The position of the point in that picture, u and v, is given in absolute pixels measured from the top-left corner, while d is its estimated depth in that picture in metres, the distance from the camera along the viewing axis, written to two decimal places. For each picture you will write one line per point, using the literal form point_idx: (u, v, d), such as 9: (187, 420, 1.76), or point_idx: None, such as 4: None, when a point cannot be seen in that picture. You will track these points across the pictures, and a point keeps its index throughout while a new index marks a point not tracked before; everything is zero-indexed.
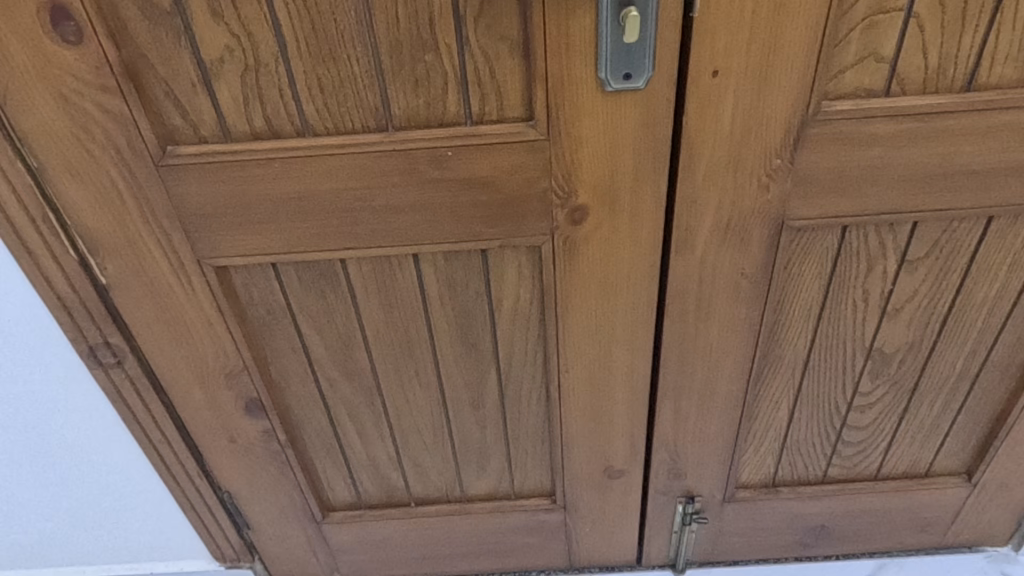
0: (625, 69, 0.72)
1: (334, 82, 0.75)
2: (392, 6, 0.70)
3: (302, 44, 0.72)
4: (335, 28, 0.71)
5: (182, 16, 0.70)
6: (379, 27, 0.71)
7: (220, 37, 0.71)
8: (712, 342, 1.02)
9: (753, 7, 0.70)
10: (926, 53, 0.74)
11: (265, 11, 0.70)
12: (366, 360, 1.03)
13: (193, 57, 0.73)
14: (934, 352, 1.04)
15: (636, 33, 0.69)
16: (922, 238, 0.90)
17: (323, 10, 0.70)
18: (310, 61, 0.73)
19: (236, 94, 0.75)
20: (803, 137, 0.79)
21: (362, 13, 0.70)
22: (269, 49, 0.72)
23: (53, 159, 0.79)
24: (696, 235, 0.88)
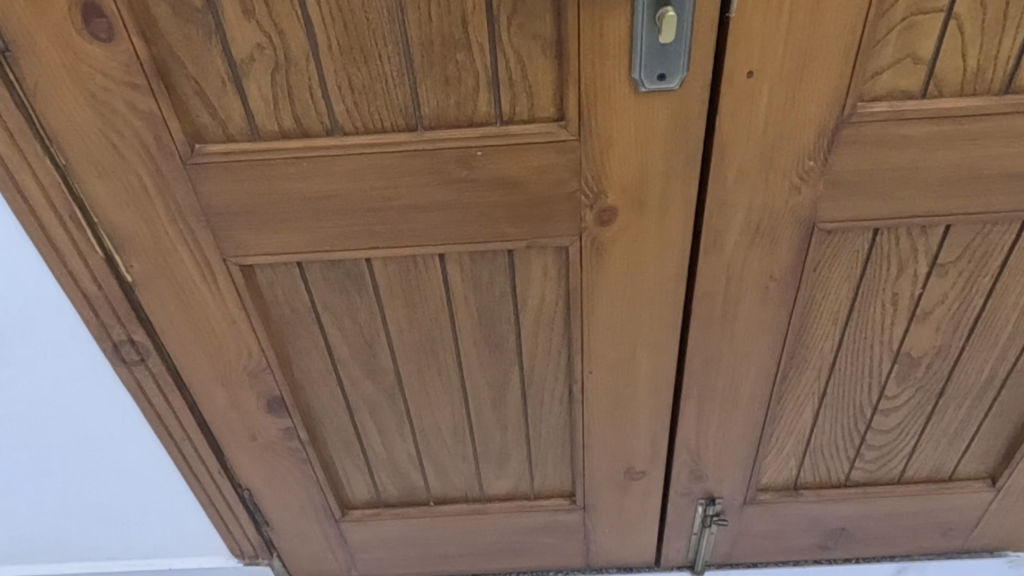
0: (659, 69, 0.71)
1: (364, 82, 0.74)
2: (425, 5, 0.69)
3: (333, 42, 0.72)
4: (367, 27, 0.70)
5: (214, 15, 0.70)
6: (412, 26, 0.70)
7: (251, 35, 0.71)
8: (738, 345, 1.01)
9: (790, 7, 0.69)
10: (965, 55, 0.73)
11: (297, 10, 0.69)
12: (389, 360, 1.03)
13: (224, 55, 0.72)
14: (962, 356, 1.03)
15: (672, 33, 0.68)
16: (954, 241, 0.89)
17: (355, 9, 0.69)
18: (341, 61, 0.73)
19: (266, 93, 0.75)
20: (837, 139, 0.78)
21: (394, 12, 0.70)
22: (300, 47, 0.72)
23: (82, 157, 0.79)
24: (725, 238, 0.87)
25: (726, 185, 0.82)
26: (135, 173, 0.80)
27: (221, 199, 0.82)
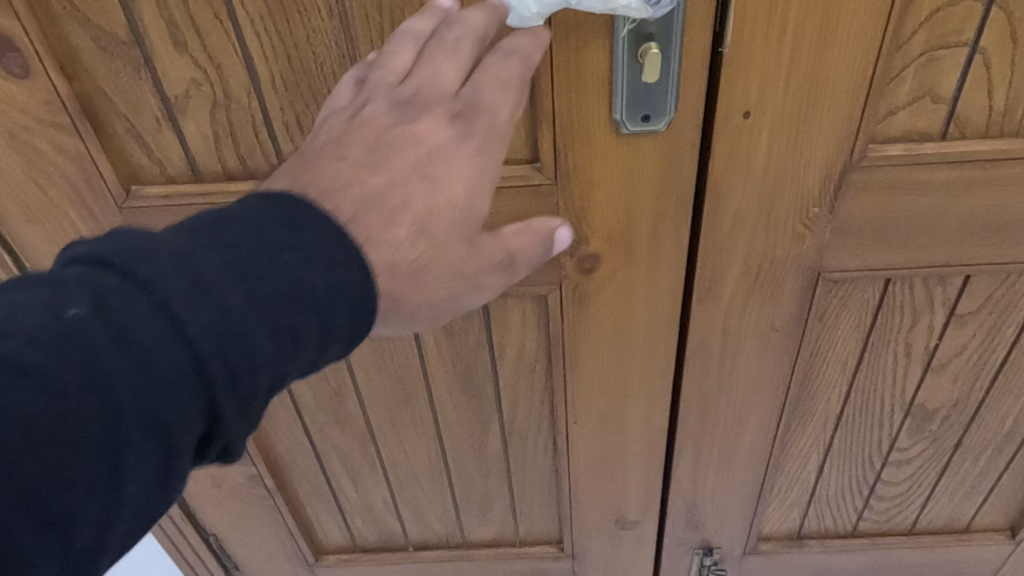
0: (644, 110, 0.63)
1: (314, 121, 0.66)
2: (378, 38, 0.61)
3: (278, 78, 0.64)
4: (315, 62, 0.63)
5: (141, 47, 0.62)
6: (364, 61, 0.62)
7: (185, 69, 0.63)
8: (736, 397, 0.92)
9: (794, 42, 0.60)
10: (991, 93, 0.65)
11: (234, 43, 0.62)
12: (358, 408, 0.95)
13: (156, 92, 0.64)
14: (982, 408, 0.95)
15: (656, 71, 0.60)
16: (975, 291, 0.81)
17: (299, 41, 0.61)
18: (287, 98, 0.65)
19: (206, 131, 0.67)
20: (845, 185, 0.70)
21: (344, 45, 0.62)
22: (241, 83, 0.64)
23: (6, 200, 0.71)
24: (720, 288, 0.79)
25: (722, 232, 0.74)
26: (66, 217, 0.72)
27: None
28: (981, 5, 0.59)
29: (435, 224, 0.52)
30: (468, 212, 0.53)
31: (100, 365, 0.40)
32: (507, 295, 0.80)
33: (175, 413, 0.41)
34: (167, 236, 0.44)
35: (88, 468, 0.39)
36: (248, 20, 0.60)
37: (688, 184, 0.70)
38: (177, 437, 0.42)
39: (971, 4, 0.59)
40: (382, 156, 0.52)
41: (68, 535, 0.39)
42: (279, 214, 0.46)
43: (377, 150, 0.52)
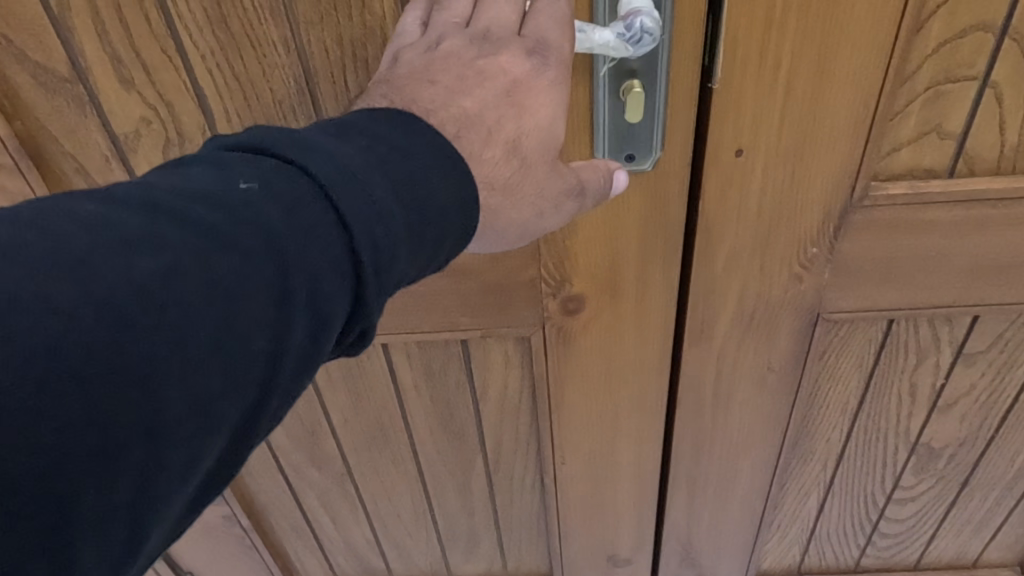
0: (628, 149, 0.58)
1: None
2: (340, 73, 0.56)
3: (233, 116, 0.59)
4: (273, 99, 0.58)
5: (85, 84, 0.57)
6: (326, 97, 0.58)
7: (134, 107, 0.59)
8: (732, 437, 0.88)
9: (790, 76, 0.56)
10: (1003, 129, 0.60)
11: (185, 79, 0.57)
12: (335, 447, 0.91)
13: (104, 131, 0.60)
14: (990, 447, 0.90)
15: (640, 110, 0.55)
16: (984, 331, 0.76)
17: (255, 77, 0.57)
18: None
19: None
20: (846, 224, 0.65)
21: (304, 82, 0.57)
22: (194, 121, 0.59)
23: None
24: (714, 328, 0.74)
25: (714, 273, 0.69)
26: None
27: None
28: (992, 36, 0.55)
29: (526, 146, 0.50)
30: (551, 136, 0.51)
31: (266, 219, 0.37)
32: (488, 335, 0.76)
33: (338, 271, 0.38)
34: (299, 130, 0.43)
35: (261, 322, 0.36)
36: (198, 56, 0.56)
37: (678, 224, 0.65)
38: (334, 318, 0.38)
39: (982, 35, 0.54)
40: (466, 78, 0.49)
41: (236, 395, 0.35)
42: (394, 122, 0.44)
43: (466, 74, 0.49)
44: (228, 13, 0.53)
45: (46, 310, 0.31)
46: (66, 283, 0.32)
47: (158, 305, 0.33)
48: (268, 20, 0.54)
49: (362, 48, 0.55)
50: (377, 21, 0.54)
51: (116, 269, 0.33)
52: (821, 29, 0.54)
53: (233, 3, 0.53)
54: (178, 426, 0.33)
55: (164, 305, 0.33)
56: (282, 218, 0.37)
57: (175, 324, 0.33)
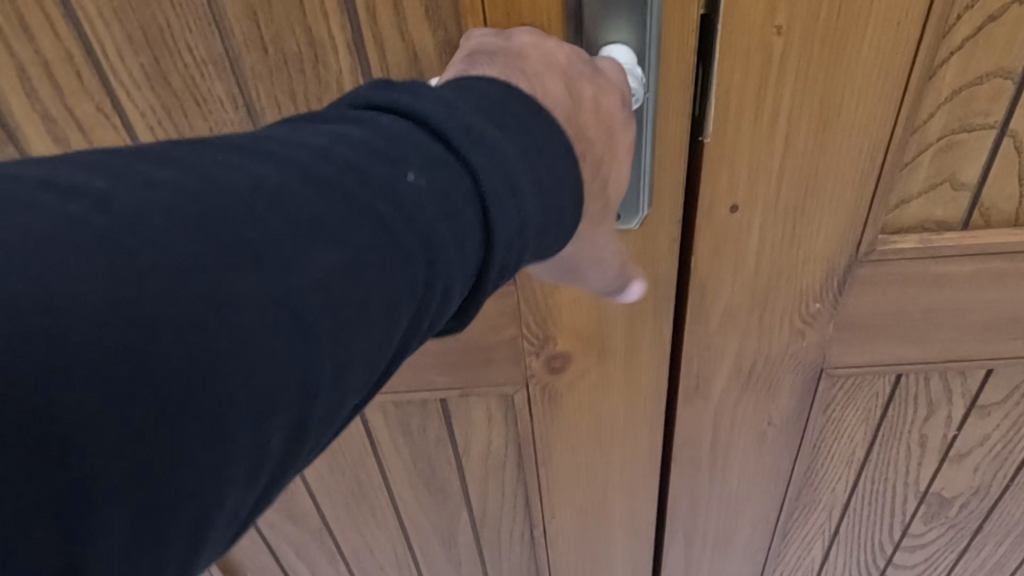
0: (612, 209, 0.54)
1: None
2: None
3: None
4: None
5: (14, 146, 0.52)
6: None
7: None
8: (731, 490, 0.82)
9: (788, 128, 0.51)
10: (1022, 180, 0.55)
11: (125, 139, 0.52)
12: (311, 503, 0.85)
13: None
14: (1004, 496, 0.85)
15: None
16: (999, 383, 0.71)
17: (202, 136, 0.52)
18: None
19: None
20: (850, 279, 0.60)
21: None
22: None
23: None
24: (709, 384, 0.69)
25: (708, 329, 0.64)
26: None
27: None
28: (1011, 83, 0.49)
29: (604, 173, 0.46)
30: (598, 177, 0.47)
31: (405, 175, 0.32)
32: (468, 393, 0.71)
33: (469, 243, 0.34)
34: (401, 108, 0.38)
35: (409, 291, 0.31)
36: (139, 115, 0.51)
37: (668, 281, 0.60)
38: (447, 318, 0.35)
39: (1000, 82, 0.49)
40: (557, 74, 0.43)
41: (379, 362, 0.30)
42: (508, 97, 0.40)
43: (567, 72, 0.43)
44: (168, 69, 0.48)
45: (193, 249, 0.25)
46: (213, 228, 0.26)
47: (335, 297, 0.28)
48: (213, 76, 0.49)
49: (318, 104, 0.50)
50: (333, 76, 0.49)
51: (260, 214, 0.28)
52: (822, 80, 0.49)
53: (173, 59, 0.48)
54: (332, 388, 0.28)
55: (333, 292, 0.28)
56: (428, 183, 0.33)
57: (337, 284, 0.28)
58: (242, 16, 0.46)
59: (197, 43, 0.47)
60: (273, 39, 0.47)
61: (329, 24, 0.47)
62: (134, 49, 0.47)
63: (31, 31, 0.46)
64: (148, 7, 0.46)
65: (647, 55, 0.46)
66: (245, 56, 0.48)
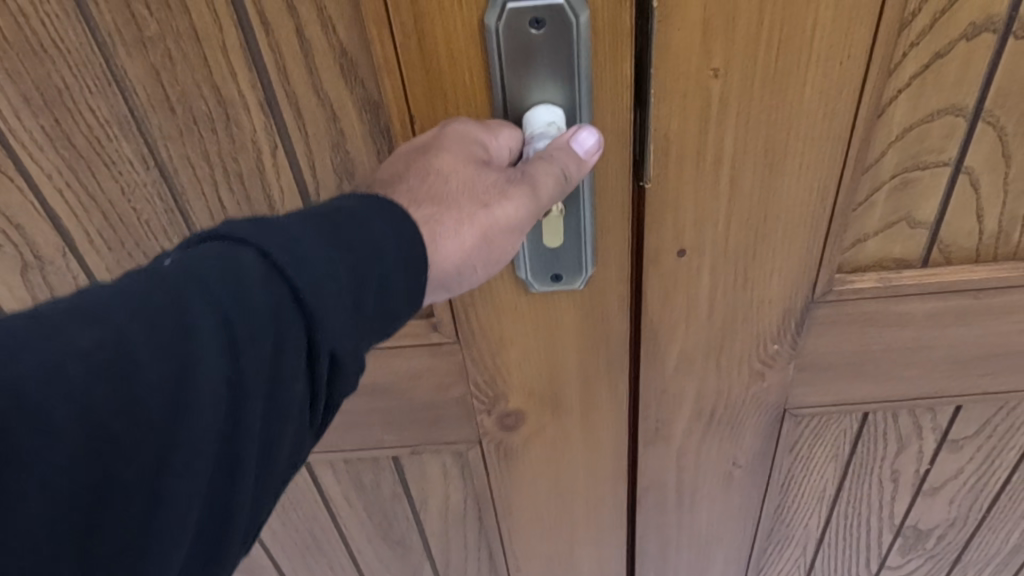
0: (553, 269, 0.51)
1: None
2: (210, 189, 0.52)
3: (96, 240, 0.54)
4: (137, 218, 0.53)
5: None
6: (199, 214, 0.53)
7: None
8: (700, 530, 0.79)
9: (733, 171, 0.49)
10: (981, 216, 0.53)
11: (32, 200, 0.52)
12: (266, 557, 0.82)
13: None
14: (982, 526, 0.83)
15: (558, 233, 0.47)
16: (970, 418, 0.69)
17: (114, 196, 0.52)
18: (113, 259, 0.55)
19: (21, 297, 0.58)
20: (808, 319, 0.58)
21: (169, 199, 0.52)
22: (51, 243, 0.54)
23: None
24: (670, 428, 0.67)
25: (665, 374, 0.62)
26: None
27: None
28: (964, 119, 0.47)
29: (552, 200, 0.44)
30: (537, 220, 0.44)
31: (222, 307, 0.34)
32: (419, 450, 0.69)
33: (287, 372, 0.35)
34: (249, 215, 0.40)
35: (201, 430, 0.33)
36: (45, 176, 0.51)
37: (621, 330, 0.58)
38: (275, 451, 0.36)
39: (952, 119, 0.47)
40: (431, 147, 0.43)
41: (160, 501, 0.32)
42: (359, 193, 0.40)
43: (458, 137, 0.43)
44: (70, 130, 0.49)
45: None
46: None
47: (102, 446, 0.30)
48: (119, 137, 0.49)
49: (233, 161, 0.51)
50: (244, 136, 0.49)
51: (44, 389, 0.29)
52: (766, 121, 0.46)
53: (74, 119, 0.48)
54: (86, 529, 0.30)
55: (101, 437, 0.30)
56: (243, 313, 0.34)
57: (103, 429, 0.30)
58: (144, 75, 0.46)
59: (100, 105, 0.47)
60: (179, 98, 0.47)
61: (237, 80, 0.47)
62: (31, 110, 0.48)
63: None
64: (42, 66, 0.46)
65: (581, 114, 0.44)
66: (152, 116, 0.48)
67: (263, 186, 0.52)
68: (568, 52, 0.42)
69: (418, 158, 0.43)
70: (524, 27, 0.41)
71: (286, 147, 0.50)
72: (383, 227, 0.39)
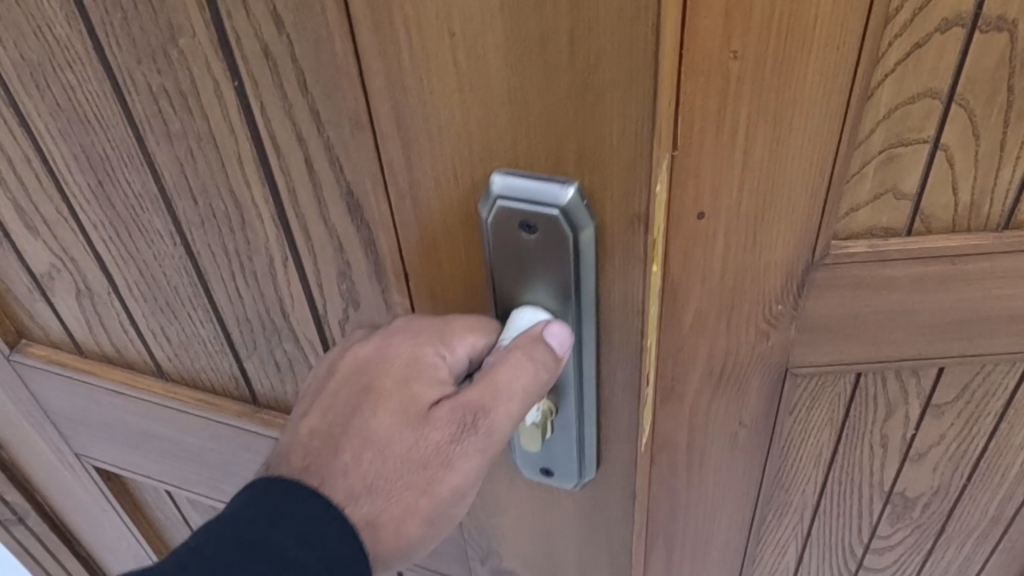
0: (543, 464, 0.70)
1: (172, 326, 0.83)
2: (218, 270, 0.74)
3: (132, 287, 0.80)
4: (168, 277, 0.77)
5: (20, 238, 0.80)
6: (211, 284, 0.76)
7: (48, 259, 0.81)
8: (708, 494, 0.86)
9: (745, 143, 0.57)
10: (956, 188, 0.61)
11: (85, 242, 0.77)
12: None
13: (44, 266, 0.82)
14: (963, 495, 0.90)
15: (536, 440, 0.65)
16: (949, 383, 0.77)
17: (149, 259, 0.76)
18: (144, 304, 0.82)
19: (78, 314, 0.87)
20: (808, 282, 0.66)
21: (187, 274, 0.76)
22: (101, 281, 0.81)
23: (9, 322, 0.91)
24: (684, 385, 0.75)
25: (682, 331, 0.70)
26: (28, 355, 0.93)
27: (91, 390, 0.93)
28: (940, 102, 0.56)
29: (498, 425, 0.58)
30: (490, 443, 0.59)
31: None
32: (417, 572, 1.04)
33: None
34: (163, 561, 0.55)
35: None
36: (96, 228, 0.75)
37: (628, 359, 0.60)
38: None
39: (929, 102, 0.56)
40: (368, 394, 0.59)
41: None
42: (293, 493, 0.57)
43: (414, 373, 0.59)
44: (117, 197, 0.71)
45: None
46: None
47: None
48: (154, 213, 0.71)
49: (248, 260, 0.71)
50: (255, 246, 0.70)
51: None
52: (775, 101, 0.55)
53: (120, 192, 0.71)
54: None
55: None
56: None
57: None
58: (173, 166, 0.66)
59: (145, 187, 0.69)
60: (202, 194, 0.67)
61: (252, 190, 0.65)
62: (88, 174, 0.70)
63: (43, 156, 0.71)
64: (95, 140, 0.67)
65: (583, 287, 0.55)
66: (179, 202, 0.69)
67: (270, 285, 0.73)
68: (560, 244, 0.53)
69: (373, 390, 0.59)
70: (520, 229, 0.53)
71: (289, 248, 0.69)
72: (291, 542, 0.54)
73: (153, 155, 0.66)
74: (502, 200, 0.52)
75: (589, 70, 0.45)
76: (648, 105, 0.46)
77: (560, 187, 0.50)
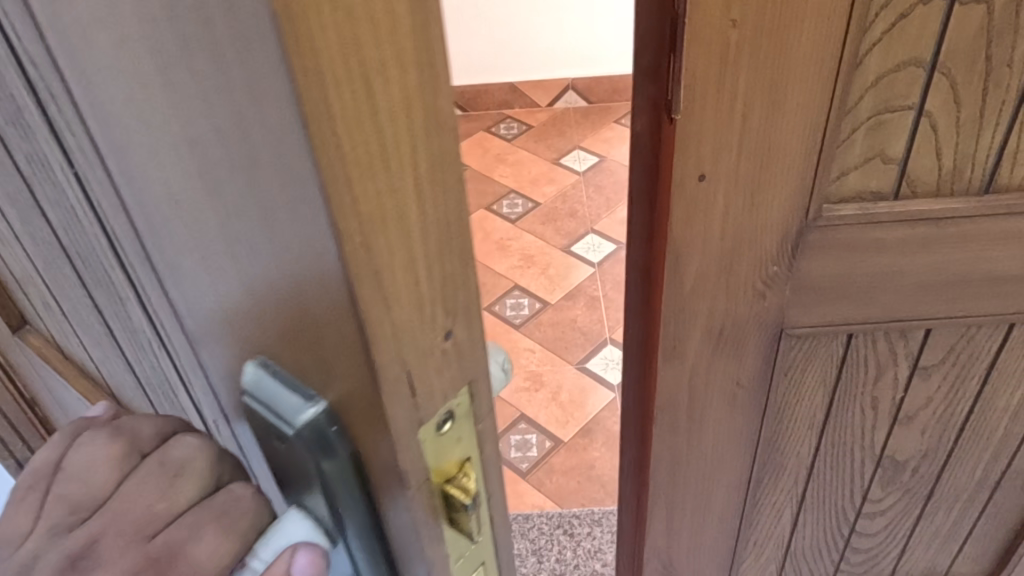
0: None
1: (111, 377, 0.67)
2: (125, 344, 0.56)
3: (75, 325, 0.64)
4: (96, 329, 0.60)
5: None
6: (125, 353, 0.58)
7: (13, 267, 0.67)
8: (707, 453, 0.91)
9: (744, 107, 0.62)
10: (939, 153, 0.66)
11: (27, 263, 0.62)
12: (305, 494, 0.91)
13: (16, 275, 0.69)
14: (950, 459, 0.94)
15: None
16: (935, 345, 0.81)
17: (75, 305, 0.59)
18: (88, 346, 0.66)
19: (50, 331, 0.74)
20: (803, 244, 0.71)
21: (106, 334, 0.58)
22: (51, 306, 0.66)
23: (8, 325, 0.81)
24: (685, 345, 0.79)
25: (684, 290, 0.74)
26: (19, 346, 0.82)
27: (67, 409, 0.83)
28: (923, 70, 0.61)
29: None
30: None
31: None
32: None
33: None
34: None
35: None
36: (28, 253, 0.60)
37: None
38: None
39: (913, 70, 0.61)
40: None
41: None
42: None
43: None
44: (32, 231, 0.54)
45: None
46: None
47: None
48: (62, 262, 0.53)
49: (145, 348, 0.52)
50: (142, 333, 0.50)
51: None
52: (771, 68, 0.60)
53: (31, 225, 0.54)
54: None
55: None
56: None
57: None
58: (59, 220, 0.48)
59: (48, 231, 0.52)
60: (86, 258, 0.48)
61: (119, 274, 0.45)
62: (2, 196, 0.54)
63: None
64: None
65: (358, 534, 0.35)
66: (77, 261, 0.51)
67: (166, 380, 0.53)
68: (313, 480, 0.32)
69: None
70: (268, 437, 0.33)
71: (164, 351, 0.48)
72: None
73: (45, 203, 0.49)
74: (247, 395, 0.32)
75: (297, 288, 0.27)
76: (357, 323, 0.26)
77: (301, 403, 0.30)
